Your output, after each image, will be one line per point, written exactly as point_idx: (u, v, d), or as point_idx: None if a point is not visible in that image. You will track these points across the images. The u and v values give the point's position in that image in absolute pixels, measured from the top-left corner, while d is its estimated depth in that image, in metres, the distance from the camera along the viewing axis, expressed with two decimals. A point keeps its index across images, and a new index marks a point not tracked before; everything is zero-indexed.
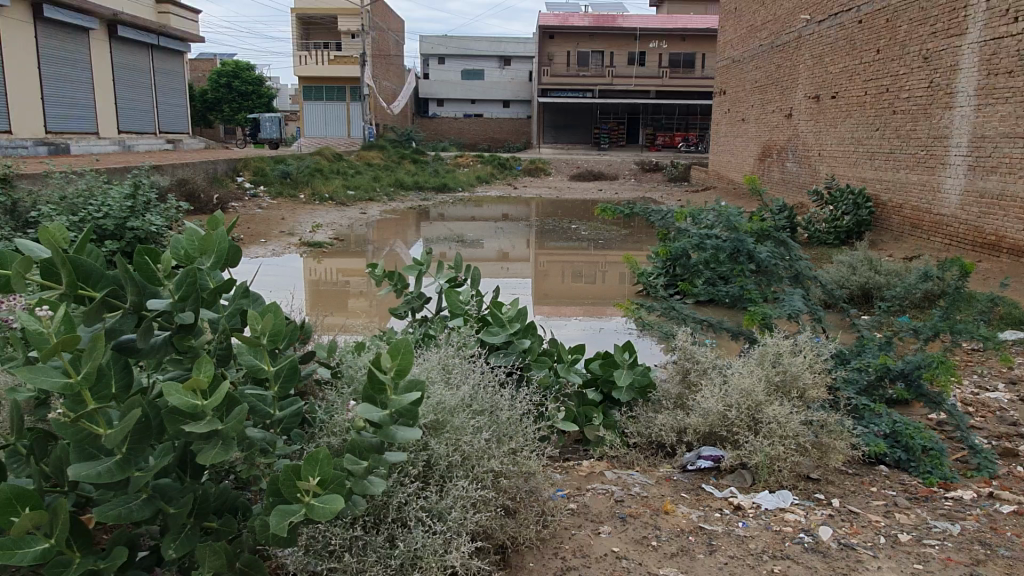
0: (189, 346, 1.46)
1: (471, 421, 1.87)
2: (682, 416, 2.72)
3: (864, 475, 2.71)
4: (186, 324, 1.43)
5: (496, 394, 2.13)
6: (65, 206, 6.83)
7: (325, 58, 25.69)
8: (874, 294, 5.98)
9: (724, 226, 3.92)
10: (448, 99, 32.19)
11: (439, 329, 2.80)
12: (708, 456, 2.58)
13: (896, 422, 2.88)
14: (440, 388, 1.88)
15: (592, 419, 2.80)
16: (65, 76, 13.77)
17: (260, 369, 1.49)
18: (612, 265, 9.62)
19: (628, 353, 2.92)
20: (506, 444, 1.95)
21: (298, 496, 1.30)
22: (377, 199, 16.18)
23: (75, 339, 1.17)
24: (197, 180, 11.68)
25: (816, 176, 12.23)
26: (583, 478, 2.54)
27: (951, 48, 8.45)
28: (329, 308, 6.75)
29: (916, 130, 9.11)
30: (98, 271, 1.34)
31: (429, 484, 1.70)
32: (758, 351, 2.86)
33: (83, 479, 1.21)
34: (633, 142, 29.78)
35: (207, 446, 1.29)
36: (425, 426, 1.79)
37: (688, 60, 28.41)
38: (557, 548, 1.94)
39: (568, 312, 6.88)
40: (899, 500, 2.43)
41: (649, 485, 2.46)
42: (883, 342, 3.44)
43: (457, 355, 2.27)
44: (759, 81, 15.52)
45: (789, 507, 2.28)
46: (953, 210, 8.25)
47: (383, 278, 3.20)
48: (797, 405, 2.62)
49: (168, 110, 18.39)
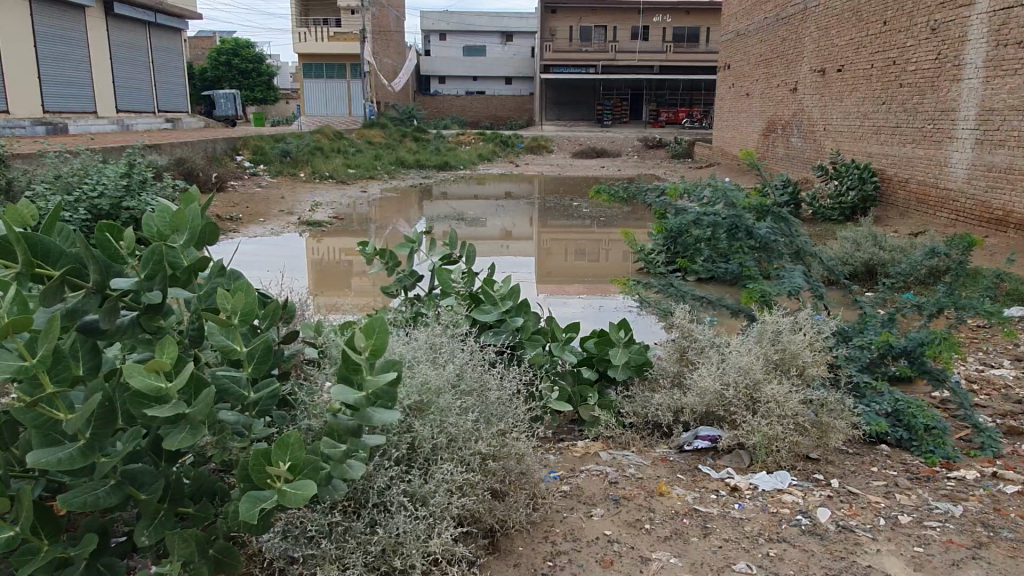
0: (159, 327, 1.39)
1: (458, 401, 1.82)
2: (678, 395, 2.65)
3: (866, 455, 2.65)
4: (155, 304, 1.36)
5: (486, 374, 2.08)
6: (60, 185, 6.76)
7: (324, 35, 25.21)
8: (878, 270, 5.90)
9: (723, 203, 3.77)
10: (449, 75, 31.90)
11: (431, 307, 2.75)
12: (705, 437, 2.52)
13: (899, 401, 2.83)
14: (425, 368, 1.82)
15: (588, 399, 2.75)
16: (62, 54, 13.65)
17: (232, 350, 1.42)
18: (615, 243, 9.53)
19: (624, 331, 2.84)
20: (495, 425, 1.90)
21: (269, 482, 1.22)
22: (377, 177, 16.08)
23: (28, 319, 1.09)
24: (195, 159, 11.59)
25: (821, 151, 12.07)
26: (578, 458, 2.49)
27: (960, 19, 8.27)
28: (328, 288, 6.70)
29: (923, 103, 8.96)
30: (57, 248, 1.27)
31: (413, 467, 1.64)
32: (757, 329, 2.79)
33: (42, 467, 1.14)
34: (636, 119, 29.52)
35: (175, 430, 1.22)
36: (409, 408, 1.74)
37: (692, 35, 28.13)
38: (547, 532, 1.89)
39: (570, 290, 6.83)
40: (900, 481, 2.38)
41: (644, 466, 2.41)
42: (886, 318, 3.38)
43: (445, 334, 2.21)
44: (764, 54, 15.30)
45: (787, 489, 2.23)
46: (959, 183, 8.14)
47: (374, 255, 3.13)
48: (796, 383, 2.57)
49: (168, 89, 18.27)
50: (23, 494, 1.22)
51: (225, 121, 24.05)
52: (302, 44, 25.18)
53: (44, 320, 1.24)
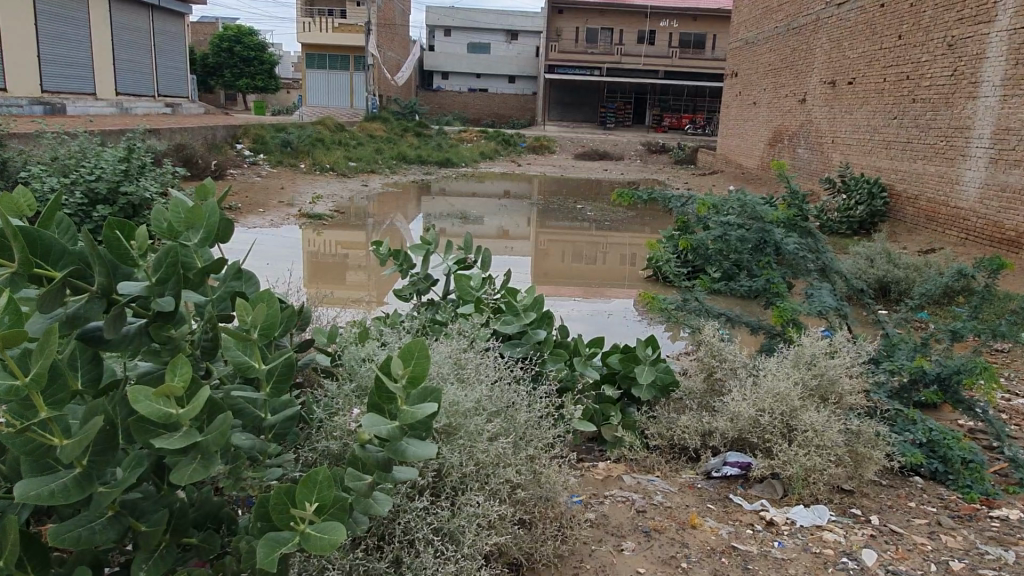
0: (169, 337, 1.23)
1: (487, 425, 1.68)
2: (707, 418, 2.50)
3: (900, 488, 2.51)
4: (166, 311, 1.21)
5: (513, 391, 1.94)
6: (56, 167, 6.63)
7: (329, 26, 25.02)
8: (892, 288, 5.78)
9: (748, 216, 3.64)
10: (452, 72, 31.67)
11: (449, 316, 2.64)
12: (734, 463, 2.37)
13: (931, 429, 2.67)
14: (455, 387, 1.68)
15: (610, 418, 2.60)
16: (64, 34, 13.46)
17: (250, 367, 1.24)
18: (617, 246, 9.40)
19: (651, 349, 2.70)
20: (524, 450, 1.76)
21: (291, 523, 1.05)
22: (378, 171, 15.92)
23: (21, 334, 0.93)
24: (195, 145, 11.43)
25: (828, 164, 11.96)
26: (600, 482, 2.33)
27: (978, 36, 8.18)
28: (326, 281, 6.56)
29: (936, 119, 8.86)
30: (59, 247, 1.11)
31: (441, 499, 1.51)
32: (791, 350, 2.66)
33: (30, 501, 0.98)
34: (638, 123, 29.41)
35: (184, 460, 1.06)
36: (436, 432, 1.60)
37: (698, 41, 28.05)
38: (576, 567, 1.74)
39: (569, 292, 6.71)
40: (942, 519, 2.25)
41: (672, 494, 2.26)
42: (916, 343, 3.24)
43: (468, 347, 2.07)
44: (773, 64, 15.20)
45: (827, 525, 2.09)
46: (971, 202, 8.03)
47: (388, 256, 2.97)
48: (834, 412, 2.44)
49: (169, 73, 18.07)
50: (6, 525, 1.05)
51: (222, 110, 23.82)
52: (306, 34, 24.90)
53: (40, 329, 1.09)
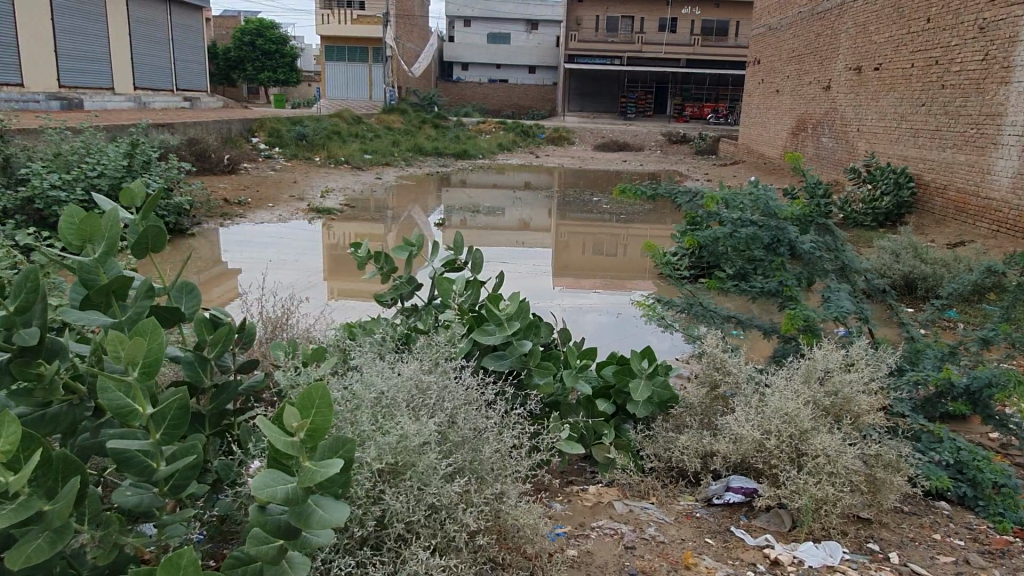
0: (40, 373, 1.09)
1: (444, 461, 1.47)
2: (708, 438, 2.26)
3: (923, 516, 2.26)
4: (29, 346, 1.09)
5: (483, 417, 1.72)
6: (59, 162, 6.52)
7: (347, 18, 24.92)
8: (919, 284, 5.47)
9: (760, 211, 3.39)
10: (472, 63, 31.39)
11: (428, 325, 2.43)
12: (738, 489, 2.15)
13: (960, 448, 2.40)
14: (406, 420, 1.46)
15: (603, 437, 2.39)
16: (82, 28, 13.44)
17: (131, 413, 1.06)
18: (635, 239, 9.11)
19: (647, 361, 2.46)
20: (488, 488, 1.56)
21: None
22: (394, 164, 15.73)
23: None
24: (208, 139, 11.36)
25: (854, 153, 11.53)
26: (588, 510, 2.11)
27: (1011, 18, 7.78)
28: (344, 273, 6.37)
29: (966, 106, 8.46)
30: None
31: (384, 557, 1.32)
32: (803, 363, 2.42)
33: None
34: (659, 112, 28.93)
35: (28, 533, 0.89)
36: (380, 472, 1.40)
37: (720, 28, 27.55)
38: None
39: (585, 284, 6.48)
40: (971, 557, 1.99)
41: (666, 525, 2.04)
42: (945, 351, 2.96)
43: (435, 363, 1.85)
44: (796, 50, 14.76)
45: (840, 567, 1.86)
46: (1003, 193, 7.64)
47: (368, 259, 2.75)
48: (851, 434, 2.20)
49: (187, 68, 18.03)
50: None
51: (241, 105, 23.81)
52: (324, 26, 24.80)
53: None
